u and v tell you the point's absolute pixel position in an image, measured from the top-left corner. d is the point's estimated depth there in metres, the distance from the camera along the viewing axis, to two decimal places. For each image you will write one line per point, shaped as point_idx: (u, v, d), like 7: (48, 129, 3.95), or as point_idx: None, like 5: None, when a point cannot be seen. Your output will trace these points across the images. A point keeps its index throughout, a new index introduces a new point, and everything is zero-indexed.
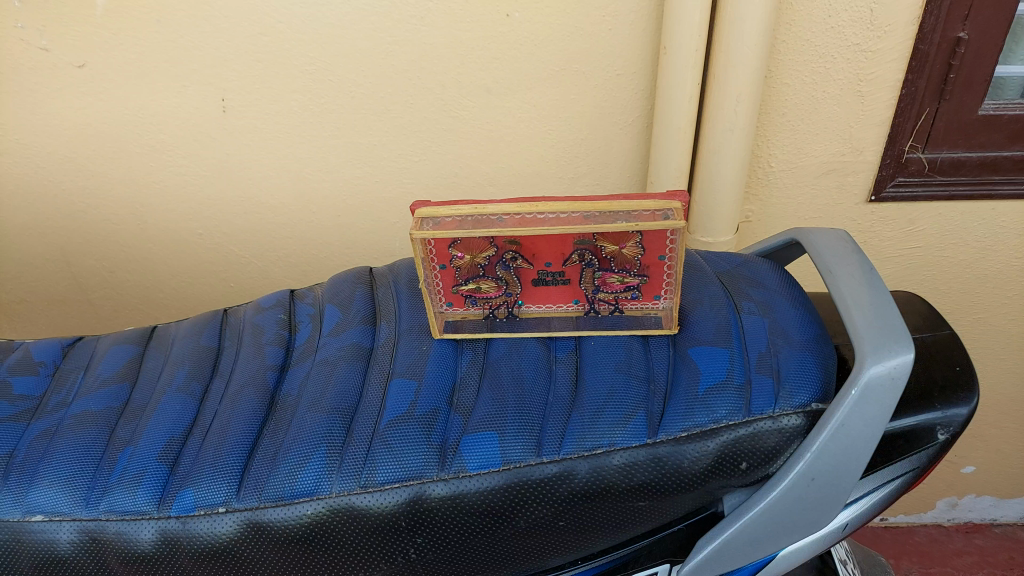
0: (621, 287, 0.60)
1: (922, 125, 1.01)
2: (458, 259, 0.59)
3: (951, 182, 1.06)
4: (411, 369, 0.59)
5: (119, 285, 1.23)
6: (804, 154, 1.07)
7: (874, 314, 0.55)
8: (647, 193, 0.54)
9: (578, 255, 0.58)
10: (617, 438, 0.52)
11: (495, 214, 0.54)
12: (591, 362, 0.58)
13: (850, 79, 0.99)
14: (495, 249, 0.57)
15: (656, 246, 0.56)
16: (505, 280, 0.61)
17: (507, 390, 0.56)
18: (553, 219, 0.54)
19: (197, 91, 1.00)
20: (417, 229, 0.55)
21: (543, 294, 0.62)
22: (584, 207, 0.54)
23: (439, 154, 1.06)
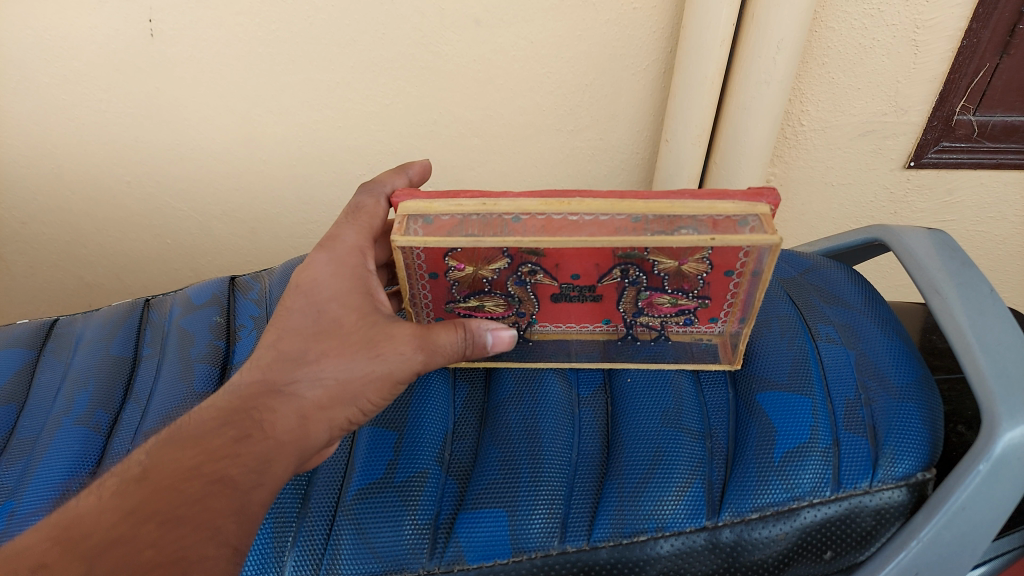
0: (672, 308, 0.52)
1: (977, 83, 0.88)
2: (456, 270, 0.50)
3: (1000, 150, 0.94)
4: (387, 418, 0.50)
5: (35, 239, 1.04)
6: (842, 112, 0.93)
7: (1003, 360, 0.41)
8: (725, 192, 0.46)
9: (621, 271, 0.49)
10: (665, 521, 0.43)
11: (512, 212, 0.47)
12: (624, 408, 0.50)
13: (904, 25, 0.84)
14: (508, 260, 0.48)
15: (725, 261, 0.47)
16: (518, 297, 0.53)
17: (518, 449, 0.48)
18: (592, 223, 0.46)
19: (116, 8, 0.81)
20: (401, 236, 0.46)
21: (562, 312, 0.54)
22: (633, 209, 0.46)
23: (415, 97, 0.89)
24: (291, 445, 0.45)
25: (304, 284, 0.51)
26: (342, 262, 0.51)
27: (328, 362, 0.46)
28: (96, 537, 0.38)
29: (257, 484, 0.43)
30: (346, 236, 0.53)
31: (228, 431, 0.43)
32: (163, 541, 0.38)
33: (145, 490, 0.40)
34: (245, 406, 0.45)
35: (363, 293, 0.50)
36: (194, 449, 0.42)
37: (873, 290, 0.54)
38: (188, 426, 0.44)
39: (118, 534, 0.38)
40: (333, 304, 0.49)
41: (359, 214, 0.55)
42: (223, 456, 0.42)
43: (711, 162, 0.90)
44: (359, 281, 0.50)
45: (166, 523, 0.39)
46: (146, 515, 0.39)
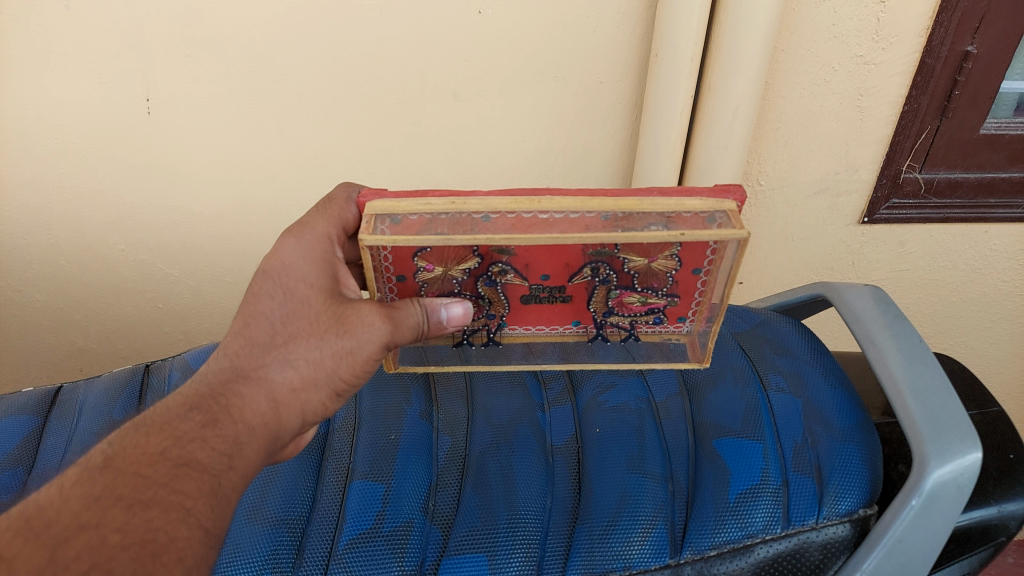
0: (642, 307, 0.56)
1: (921, 143, 0.95)
2: (426, 270, 0.54)
3: (947, 205, 1.01)
4: (375, 469, 0.55)
5: (28, 305, 1.08)
6: (797, 171, 1.00)
7: (931, 405, 0.46)
8: (695, 189, 0.51)
9: (592, 268, 0.53)
10: (633, 559, 0.48)
11: (482, 211, 0.51)
12: (593, 456, 0.55)
13: (849, 92, 0.92)
14: (478, 259, 0.53)
15: (693, 258, 0.52)
16: (488, 298, 0.57)
17: (495, 496, 0.52)
18: (563, 219, 0.51)
19: (116, 87, 0.87)
20: (368, 234, 0.50)
21: (532, 313, 0.58)
22: (602, 208, 0.50)
23: (399, 165, 0.95)
24: (261, 431, 0.48)
25: (272, 269, 0.54)
26: (311, 249, 0.55)
27: (298, 346, 0.51)
28: (59, 526, 0.36)
29: (227, 468, 0.44)
30: (314, 221, 0.57)
31: (196, 416, 0.45)
32: (132, 523, 0.37)
33: (109, 476, 0.39)
34: (213, 395, 0.47)
35: (334, 278, 0.55)
36: (158, 435, 0.43)
37: (819, 343, 0.60)
38: (150, 416, 0.44)
39: (84, 521, 0.36)
40: (302, 286, 0.53)
41: (330, 203, 0.59)
42: (189, 440, 0.43)
43: None
44: (330, 267, 0.55)
45: (136, 506, 0.38)
46: (112, 500, 0.38)
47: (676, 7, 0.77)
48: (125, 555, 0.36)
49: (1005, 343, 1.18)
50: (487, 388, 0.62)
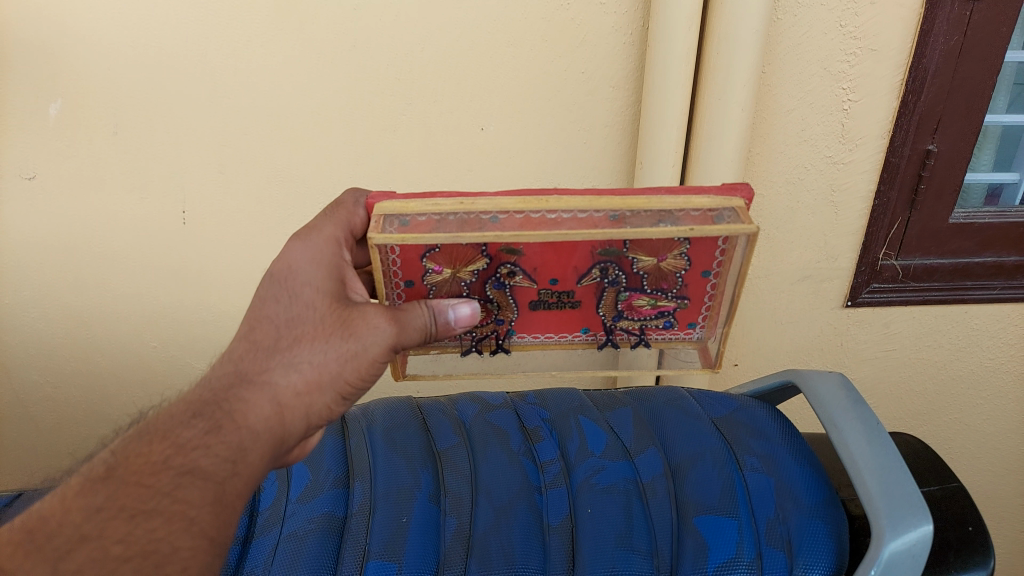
0: (650, 308, 0.67)
1: (895, 233, 1.03)
2: (434, 272, 0.63)
3: (925, 288, 1.07)
4: (388, 548, 0.60)
5: (63, 401, 1.16)
6: (782, 261, 1.08)
7: (887, 481, 0.54)
8: (703, 190, 0.60)
9: (601, 268, 0.63)
10: None
11: (489, 212, 0.59)
12: (586, 531, 0.61)
13: (823, 189, 1.01)
14: (487, 260, 0.62)
15: (702, 258, 0.63)
16: (498, 300, 0.66)
17: (497, 569, 0.58)
18: (571, 219, 0.59)
19: (157, 201, 0.98)
20: (377, 234, 0.58)
21: (541, 315, 0.68)
22: (609, 208, 0.59)
23: None
24: (264, 434, 0.56)
25: (280, 273, 0.62)
26: (318, 253, 0.62)
27: (302, 350, 0.59)
28: (64, 538, 0.46)
29: (231, 473, 0.52)
30: (323, 225, 0.64)
31: (199, 423, 0.53)
32: (130, 533, 0.46)
33: (111, 486, 0.49)
34: (217, 400, 0.55)
35: (341, 281, 0.62)
36: (162, 442, 0.51)
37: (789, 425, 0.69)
38: (158, 423, 0.53)
39: (86, 532, 0.46)
40: (309, 290, 0.61)
41: (337, 206, 0.66)
42: (192, 447, 0.51)
43: None
44: (337, 270, 0.62)
45: (138, 516, 0.47)
46: (114, 511, 0.47)
47: (655, 124, 0.88)
48: (128, 565, 0.45)
49: (998, 419, 1.22)
50: (489, 472, 0.67)
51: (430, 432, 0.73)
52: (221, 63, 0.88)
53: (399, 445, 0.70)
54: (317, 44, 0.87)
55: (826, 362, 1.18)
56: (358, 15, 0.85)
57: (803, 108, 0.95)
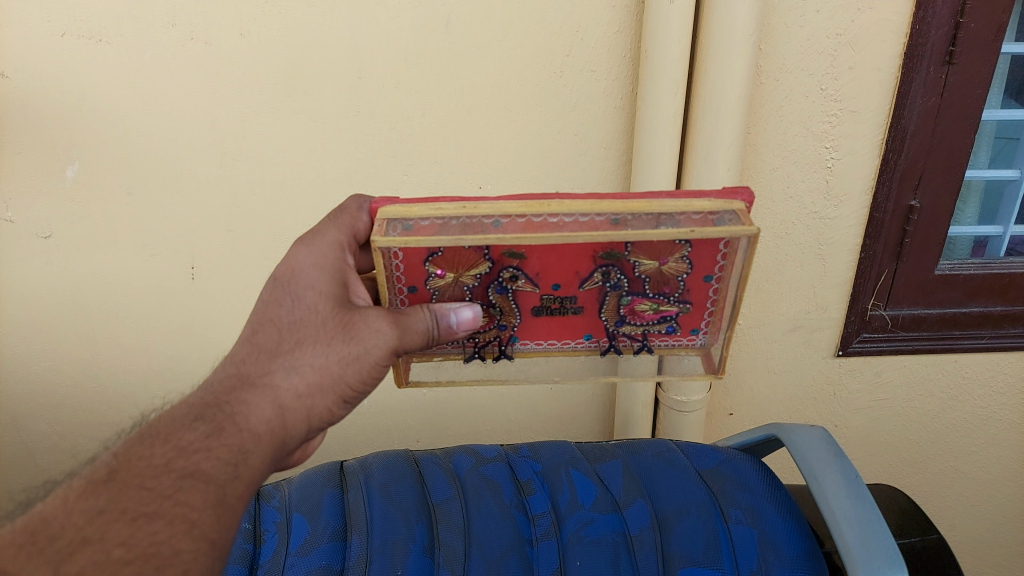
0: (653, 315, 0.68)
1: (882, 284, 1.06)
2: (438, 277, 0.65)
3: (914, 338, 1.10)
4: None
5: (69, 452, 1.18)
6: (772, 311, 1.11)
7: (865, 535, 0.60)
8: (703, 193, 0.61)
9: (604, 272, 0.65)
10: None
11: (492, 216, 0.60)
12: None
13: (810, 242, 1.04)
14: (490, 264, 0.63)
15: (705, 263, 0.64)
16: (501, 308, 0.68)
17: None
18: (572, 222, 0.60)
19: (166, 257, 1.02)
20: (380, 236, 0.59)
21: (543, 323, 0.70)
22: (610, 211, 0.60)
23: None
24: (266, 436, 0.56)
25: (284, 277, 0.64)
26: (322, 257, 0.64)
27: (304, 353, 0.60)
28: (65, 541, 0.44)
29: (233, 477, 0.52)
30: (327, 231, 0.66)
31: (201, 426, 0.53)
32: (132, 537, 0.45)
33: (113, 488, 0.47)
34: (218, 404, 0.56)
35: (343, 284, 0.64)
36: (164, 446, 0.51)
37: (775, 478, 0.75)
38: (159, 426, 0.53)
39: (87, 535, 0.45)
40: (312, 293, 0.63)
41: (342, 213, 0.68)
42: (195, 450, 0.51)
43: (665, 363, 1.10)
44: (340, 274, 0.64)
45: (140, 519, 0.46)
46: (116, 515, 0.46)
47: (644, 182, 0.93)
48: (129, 568, 0.44)
49: (995, 466, 1.23)
50: (483, 525, 0.70)
51: (427, 484, 0.75)
52: (231, 129, 0.94)
53: (395, 496, 0.73)
54: (322, 110, 0.93)
55: (820, 411, 1.20)
56: (361, 83, 0.91)
57: (787, 165, 0.99)
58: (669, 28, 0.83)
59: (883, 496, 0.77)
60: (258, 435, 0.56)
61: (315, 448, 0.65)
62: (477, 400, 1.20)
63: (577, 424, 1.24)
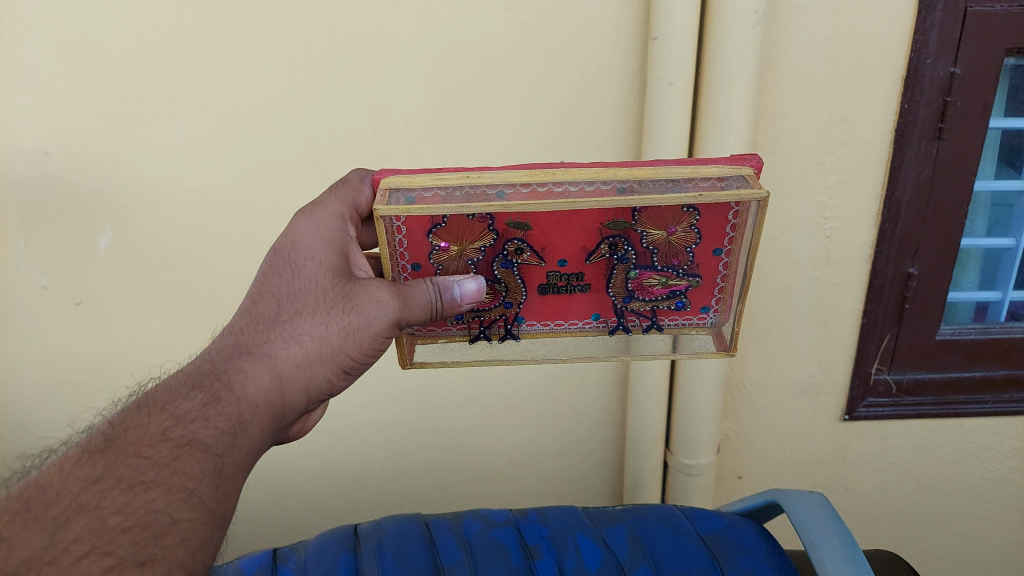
0: (663, 289, 0.71)
1: (885, 347, 1.08)
2: (441, 251, 0.68)
3: (920, 402, 1.11)
4: None
5: None
6: (777, 375, 1.13)
7: None
8: (712, 161, 0.63)
9: (611, 244, 0.67)
10: None
11: (496, 184, 0.62)
12: None
13: (813, 307, 1.07)
14: (495, 237, 0.66)
15: (715, 237, 0.67)
16: (508, 286, 0.71)
17: None
18: (578, 190, 0.62)
19: (191, 323, 1.08)
20: (383, 205, 0.62)
21: (550, 303, 0.73)
22: (617, 180, 0.62)
23: (425, 376, 1.14)
24: (265, 405, 0.59)
25: (285, 249, 0.68)
26: (323, 229, 0.68)
27: (304, 325, 0.64)
28: (61, 507, 0.46)
29: (231, 445, 0.54)
30: (329, 201, 0.70)
31: (198, 395, 0.55)
32: (130, 504, 0.47)
33: (110, 456, 0.49)
34: (216, 374, 0.58)
35: (346, 256, 0.68)
36: (161, 415, 0.53)
37: (775, 543, 0.78)
38: (157, 395, 0.55)
39: (84, 503, 0.46)
40: (311, 264, 0.67)
41: (344, 186, 0.72)
42: (192, 419, 0.53)
43: (672, 424, 1.13)
44: (343, 246, 0.68)
45: (137, 487, 0.47)
46: (113, 482, 0.47)
47: None
48: (126, 536, 0.45)
49: (1006, 531, 1.23)
50: None
51: (437, 547, 0.77)
52: (257, 203, 1.00)
53: (408, 560, 0.75)
54: None
55: (828, 475, 1.21)
56: (380, 159, 0.97)
57: (787, 235, 1.03)
58: (669, 109, 0.89)
59: (883, 560, 0.79)
60: (258, 403, 0.58)
61: (315, 419, 0.71)
62: (489, 460, 1.23)
63: (586, 486, 1.26)
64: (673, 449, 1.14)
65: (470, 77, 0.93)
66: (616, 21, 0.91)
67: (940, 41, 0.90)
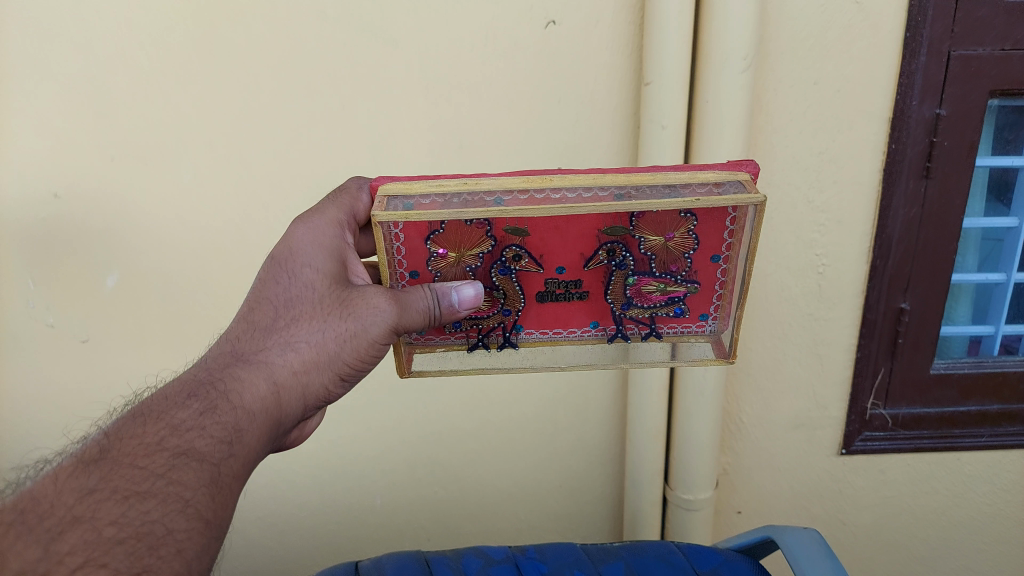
0: (662, 296, 0.72)
1: (880, 383, 1.10)
2: (439, 257, 0.68)
3: (915, 436, 1.13)
4: None
5: None
6: (773, 409, 1.14)
7: None
8: (709, 167, 0.65)
9: (609, 250, 0.69)
10: None
11: (495, 191, 0.63)
12: None
13: (807, 342, 1.09)
14: (494, 243, 0.67)
15: (712, 244, 0.68)
16: (507, 293, 0.71)
17: None
18: (576, 196, 0.64)
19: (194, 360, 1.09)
20: (381, 212, 0.62)
21: (550, 311, 0.74)
22: (615, 185, 0.63)
23: (424, 411, 1.15)
24: (261, 413, 0.60)
25: (283, 257, 0.70)
26: (321, 238, 0.70)
27: (301, 333, 0.65)
28: (55, 519, 0.46)
29: (227, 453, 0.55)
30: (328, 208, 0.73)
31: (194, 404, 0.56)
32: (125, 515, 0.48)
33: (106, 465, 0.50)
34: (212, 382, 0.59)
35: (343, 264, 0.70)
36: (158, 424, 0.54)
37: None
38: (154, 403, 0.56)
39: (78, 514, 0.47)
40: (309, 272, 0.69)
41: (342, 194, 0.75)
42: (188, 428, 0.54)
43: (670, 458, 1.13)
44: (340, 254, 0.70)
45: (132, 498, 0.49)
46: (108, 493, 0.48)
47: None
48: (121, 547, 0.46)
49: (1005, 565, 1.23)
50: None
51: None
52: (260, 243, 1.02)
53: None
54: None
55: (826, 509, 1.21)
56: None
57: (780, 271, 1.05)
58: (662, 151, 0.92)
59: None
60: (253, 411, 0.60)
61: (312, 427, 0.73)
62: (488, 496, 1.23)
63: (585, 521, 1.26)
64: (671, 483, 1.15)
65: (469, 121, 0.96)
66: (610, 67, 0.94)
67: (924, 85, 0.93)
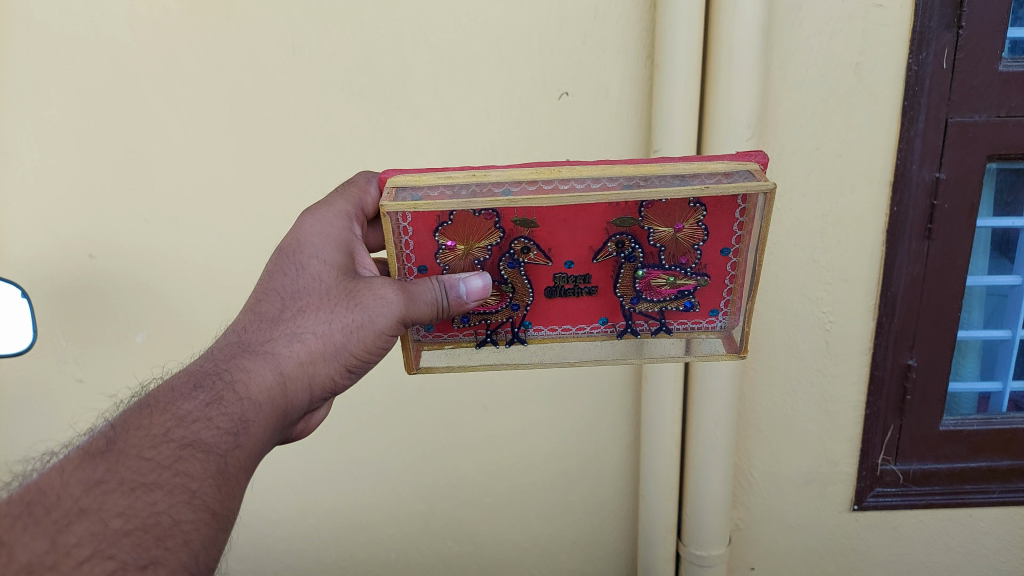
0: (671, 290, 0.74)
1: (889, 439, 1.11)
2: (448, 250, 0.71)
3: (926, 492, 1.13)
4: None
5: None
6: (784, 464, 1.15)
7: None
8: (718, 157, 0.66)
9: (618, 242, 0.71)
10: None
11: (503, 182, 0.64)
12: None
13: (816, 398, 1.11)
14: (502, 235, 0.70)
15: (722, 236, 0.70)
16: (517, 288, 0.74)
17: None
18: (584, 187, 0.65)
19: None
20: (389, 202, 0.64)
21: (558, 307, 0.76)
22: (624, 176, 0.64)
23: (440, 464, 1.17)
24: (267, 404, 0.60)
25: (290, 248, 0.71)
26: (329, 229, 0.72)
27: (308, 322, 0.66)
28: (62, 512, 0.46)
29: (232, 444, 0.55)
30: (336, 201, 0.75)
31: (200, 395, 0.56)
32: (131, 506, 0.48)
33: (111, 458, 0.50)
34: (218, 373, 0.59)
35: (351, 255, 0.72)
36: (163, 416, 0.54)
37: None
38: (160, 393, 0.56)
39: (85, 506, 0.47)
40: (316, 263, 0.70)
41: (351, 189, 0.78)
42: (194, 420, 0.54)
43: (682, 513, 1.14)
44: (348, 245, 0.72)
45: (138, 489, 0.49)
46: (114, 484, 0.48)
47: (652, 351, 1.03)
48: (128, 539, 0.47)
49: None
50: None
51: None
52: None
53: None
54: None
55: (841, 565, 1.21)
56: None
57: (787, 328, 1.08)
58: None
59: None
60: (259, 401, 0.60)
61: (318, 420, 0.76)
62: (502, 551, 1.24)
63: None
64: (684, 538, 1.15)
65: None
66: (621, 136, 0.98)
67: (923, 150, 0.97)
